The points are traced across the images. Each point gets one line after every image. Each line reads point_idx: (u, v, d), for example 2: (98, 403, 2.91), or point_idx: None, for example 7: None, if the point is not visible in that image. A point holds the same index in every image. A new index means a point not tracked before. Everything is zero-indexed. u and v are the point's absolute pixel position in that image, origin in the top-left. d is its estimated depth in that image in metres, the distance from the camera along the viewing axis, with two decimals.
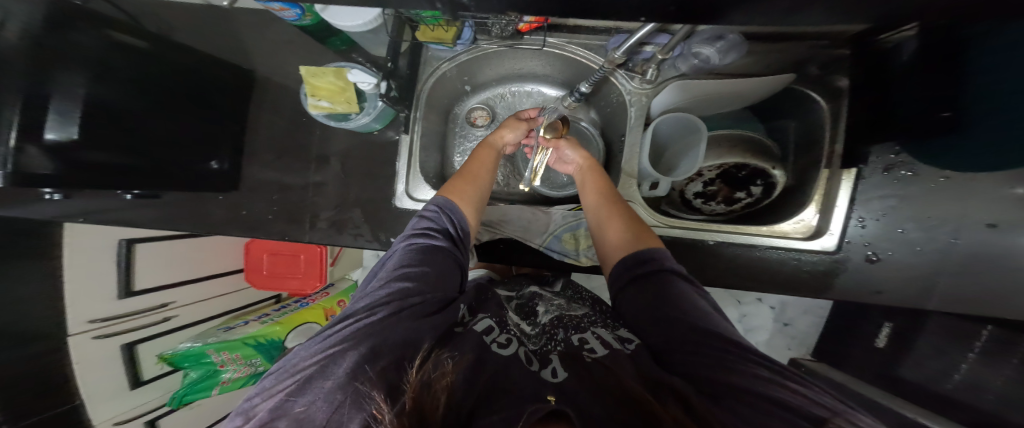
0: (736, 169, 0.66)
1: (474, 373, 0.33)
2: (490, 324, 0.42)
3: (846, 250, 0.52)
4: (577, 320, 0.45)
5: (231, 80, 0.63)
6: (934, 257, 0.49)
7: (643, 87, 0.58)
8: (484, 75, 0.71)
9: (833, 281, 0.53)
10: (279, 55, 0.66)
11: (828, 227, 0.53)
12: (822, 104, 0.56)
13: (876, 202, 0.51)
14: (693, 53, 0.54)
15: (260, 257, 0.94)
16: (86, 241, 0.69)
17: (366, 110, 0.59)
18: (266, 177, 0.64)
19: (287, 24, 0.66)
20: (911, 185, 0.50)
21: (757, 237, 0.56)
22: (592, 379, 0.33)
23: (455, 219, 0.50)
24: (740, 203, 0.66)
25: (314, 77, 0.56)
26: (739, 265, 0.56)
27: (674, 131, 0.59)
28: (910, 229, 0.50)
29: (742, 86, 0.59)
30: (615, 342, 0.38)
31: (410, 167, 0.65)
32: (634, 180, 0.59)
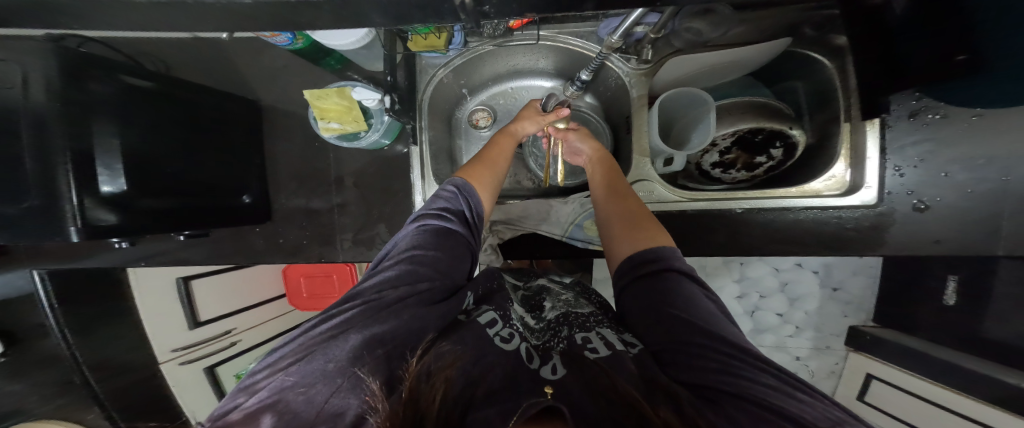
0: (751, 134, 0.61)
1: (479, 362, 0.36)
2: (494, 316, 0.43)
3: (889, 201, 0.49)
4: (582, 320, 0.46)
5: (246, 115, 0.66)
6: (991, 198, 0.45)
7: (641, 67, 0.56)
8: (480, 75, 0.71)
9: (880, 236, 0.50)
10: (280, 82, 0.68)
11: (864, 180, 0.50)
12: (824, 62, 0.53)
13: (910, 149, 0.47)
14: (684, 28, 0.51)
15: (299, 280, 1.00)
16: (148, 283, 0.82)
17: (375, 126, 0.61)
18: (295, 205, 0.68)
19: (281, 49, 0.66)
20: (943, 127, 0.46)
21: (788, 199, 0.53)
22: (591, 378, 0.34)
23: (472, 202, 0.52)
24: (761, 168, 0.62)
25: (320, 99, 0.56)
26: (771, 231, 0.54)
27: (683, 103, 0.57)
28: (955, 171, 0.46)
29: (744, 54, 0.56)
30: (618, 344, 0.39)
31: (424, 177, 0.67)
32: (647, 158, 0.59)
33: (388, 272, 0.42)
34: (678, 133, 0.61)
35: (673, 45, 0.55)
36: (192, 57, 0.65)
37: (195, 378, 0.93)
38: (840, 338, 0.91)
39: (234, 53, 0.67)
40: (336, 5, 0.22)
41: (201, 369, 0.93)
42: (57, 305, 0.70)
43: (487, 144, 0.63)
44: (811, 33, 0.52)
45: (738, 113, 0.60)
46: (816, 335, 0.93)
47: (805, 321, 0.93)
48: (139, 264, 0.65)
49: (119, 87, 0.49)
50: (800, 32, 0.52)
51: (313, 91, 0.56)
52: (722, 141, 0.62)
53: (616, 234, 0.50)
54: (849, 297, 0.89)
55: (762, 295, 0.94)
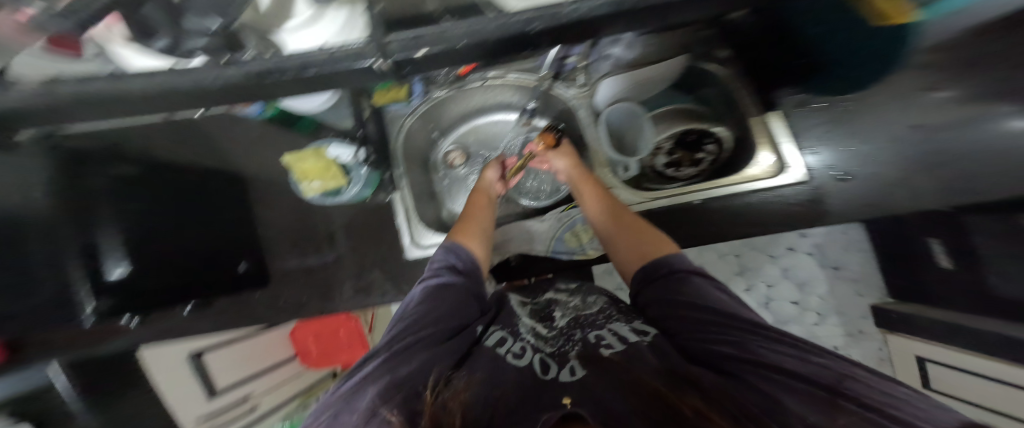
0: (685, 134, 0.63)
1: (500, 379, 0.40)
2: (502, 336, 0.48)
3: (816, 177, 0.54)
4: (591, 319, 0.50)
5: (230, 188, 0.70)
6: (911, 157, 0.50)
7: (582, 90, 0.62)
8: (447, 117, 0.76)
9: (823, 208, 0.53)
10: (257, 151, 0.71)
11: (789, 163, 0.54)
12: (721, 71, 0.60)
13: (813, 132, 0.55)
14: (605, 55, 0.59)
15: (307, 340, 1.03)
16: (160, 367, 0.82)
17: (354, 179, 0.65)
18: (290, 265, 0.70)
19: (253, 120, 0.70)
20: (826, 113, 0.55)
21: (732, 186, 0.56)
22: (608, 375, 0.37)
23: (462, 256, 0.54)
24: (705, 162, 0.63)
25: (298, 162, 0.61)
26: (737, 218, 0.57)
27: (623, 118, 0.65)
28: (857, 145, 0.53)
29: (667, 68, 0.61)
30: (633, 336, 0.43)
31: (410, 225, 0.70)
32: (607, 168, 0.63)
33: (395, 329, 0.46)
34: (624, 141, 0.68)
35: (603, 70, 0.61)
36: (170, 138, 0.68)
37: None
38: (868, 320, 0.89)
39: (208, 128, 0.69)
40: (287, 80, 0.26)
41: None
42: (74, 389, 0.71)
43: (467, 201, 0.67)
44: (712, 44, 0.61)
45: (666, 120, 0.63)
46: (842, 321, 0.92)
47: (823, 306, 0.93)
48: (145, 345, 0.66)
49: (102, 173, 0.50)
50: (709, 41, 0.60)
51: (291, 155, 0.61)
52: (664, 143, 0.64)
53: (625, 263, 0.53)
54: (854, 274, 0.92)
55: (767, 284, 0.96)
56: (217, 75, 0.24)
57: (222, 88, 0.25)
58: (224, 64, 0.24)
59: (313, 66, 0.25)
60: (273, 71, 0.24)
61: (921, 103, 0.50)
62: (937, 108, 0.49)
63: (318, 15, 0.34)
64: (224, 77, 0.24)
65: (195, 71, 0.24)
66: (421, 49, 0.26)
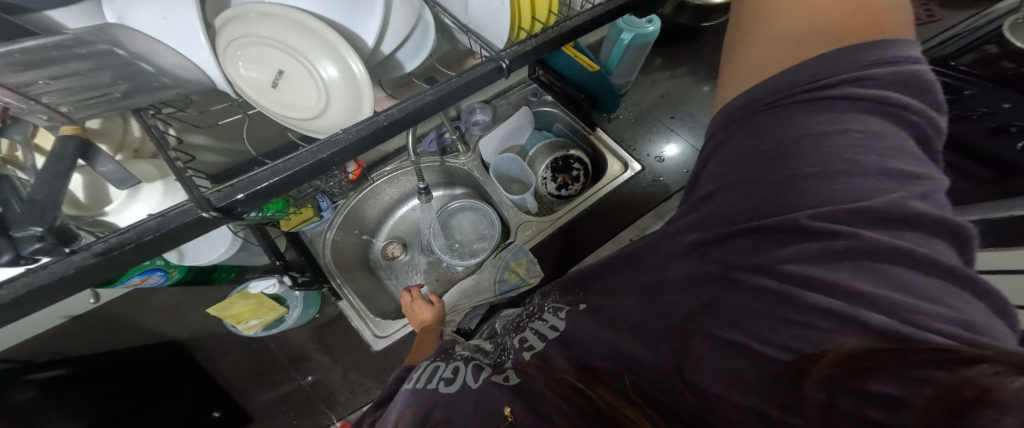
0: (555, 162, 0.76)
1: (423, 403, 0.31)
2: (435, 366, 0.37)
3: (648, 163, 0.74)
4: (520, 321, 0.42)
5: (164, 357, 0.69)
6: (690, 139, 0.77)
7: (469, 155, 0.73)
8: (370, 219, 0.82)
9: (667, 183, 0.72)
10: (183, 314, 0.73)
11: (626, 157, 0.70)
12: (557, 109, 0.75)
13: (628, 134, 0.78)
14: (473, 122, 0.73)
15: None
16: None
17: (293, 304, 0.69)
18: (268, 397, 0.74)
19: (170, 289, 0.73)
20: (620, 121, 0.80)
21: (602, 190, 0.68)
22: (545, 382, 0.29)
23: None
24: (581, 175, 0.74)
25: (227, 310, 0.60)
26: (627, 209, 0.69)
27: (511, 165, 0.74)
28: (654, 137, 0.78)
29: (521, 118, 0.72)
30: (552, 330, 0.35)
31: (371, 331, 0.70)
32: (515, 208, 0.70)
33: None
34: (518, 180, 0.76)
35: (476, 133, 0.73)
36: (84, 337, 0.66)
37: None
38: None
39: (123, 314, 0.69)
40: (136, 257, 0.25)
41: None
42: None
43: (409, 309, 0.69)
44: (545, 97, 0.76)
45: (536, 161, 0.78)
46: None
47: None
48: None
49: None
50: (545, 98, 0.76)
51: (216, 306, 0.60)
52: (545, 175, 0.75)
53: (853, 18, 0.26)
54: None
55: None
56: (68, 263, 0.23)
57: (59, 284, 0.23)
58: (68, 252, 0.23)
59: (152, 231, 0.24)
60: (114, 248, 0.24)
61: (661, 104, 0.82)
62: (667, 104, 0.82)
63: (134, 191, 0.36)
64: (65, 271, 0.23)
65: (43, 265, 0.22)
66: (237, 195, 0.26)
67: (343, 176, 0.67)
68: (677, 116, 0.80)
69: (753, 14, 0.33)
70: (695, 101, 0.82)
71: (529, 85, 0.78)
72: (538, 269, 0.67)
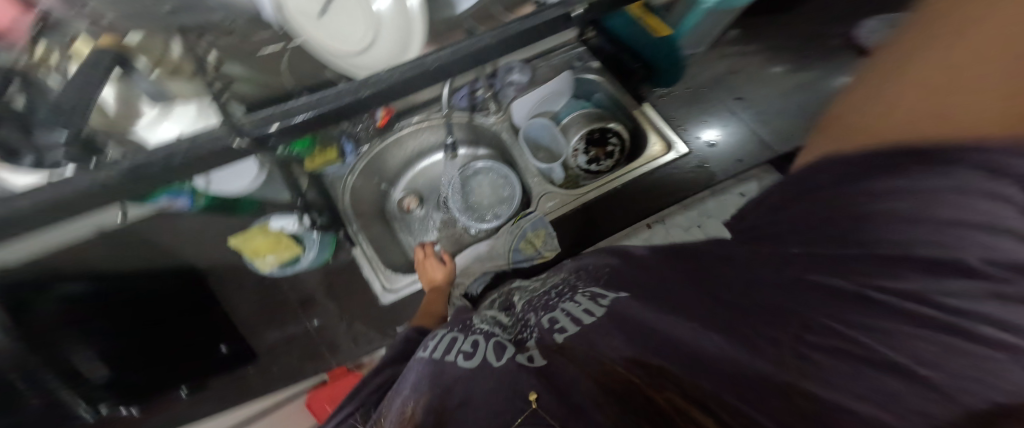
0: (592, 134, 0.72)
1: (443, 380, 0.31)
2: (453, 336, 0.40)
3: (694, 148, 0.69)
4: (546, 302, 0.43)
5: (189, 282, 0.72)
6: (746, 127, 0.71)
7: (498, 117, 0.70)
8: (390, 169, 0.82)
9: (712, 171, 0.68)
10: (203, 243, 0.75)
11: (671, 140, 0.66)
12: (602, 79, 0.70)
13: (676, 112, 0.72)
14: (508, 81, 0.69)
15: (323, 408, 0.77)
16: None
17: (309, 246, 0.68)
18: (274, 337, 0.77)
19: (188, 218, 0.72)
20: (674, 98, 0.73)
21: (637, 169, 0.65)
22: (574, 370, 0.29)
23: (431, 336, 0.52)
24: (616, 152, 0.71)
25: (247, 241, 0.64)
26: (662, 193, 0.67)
27: (541, 133, 0.71)
28: (708, 119, 0.72)
29: (557, 84, 0.69)
30: (585, 316, 0.35)
31: (381, 279, 0.73)
32: (541, 178, 0.68)
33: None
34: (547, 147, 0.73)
35: (508, 95, 0.69)
36: (99, 255, 0.64)
37: None
38: None
39: (137, 232, 0.68)
40: (158, 179, 0.24)
41: None
42: None
43: (421, 268, 0.70)
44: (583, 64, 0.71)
45: (574, 129, 0.74)
46: None
47: None
48: None
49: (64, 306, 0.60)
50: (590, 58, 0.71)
51: (240, 238, 0.64)
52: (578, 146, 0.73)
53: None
54: None
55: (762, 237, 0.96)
56: (91, 177, 0.22)
57: (85, 196, 0.22)
58: (91, 167, 0.22)
59: (178, 155, 0.23)
60: (140, 166, 0.23)
61: (722, 81, 0.76)
62: (728, 83, 0.75)
63: (167, 110, 0.33)
64: (86, 184, 0.22)
65: (64, 177, 0.22)
66: (273, 124, 0.25)
67: (371, 119, 0.68)
68: (740, 99, 0.74)
69: (891, 68, 0.32)
70: (755, 82, 0.75)
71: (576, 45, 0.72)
72: (553, 243, 0.66)
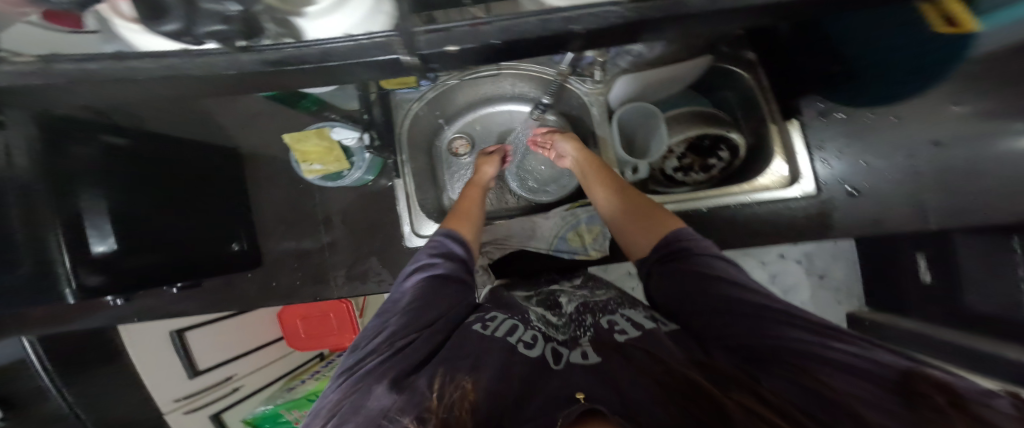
0: (699, 139, 0.72)
1: (477, 373, 0.43)
2: (514, 324, 0.53)
3: (828, 191, 0.64)
4: (601, 305, 0.59)
5: (225, 159, 0.80)
6: (905, 179, 0.62)
7: (598, 86, 0.69)
8: (453, 106, 0.85)
9: (831, 219, 0.64)
10: (259, 129, 0.84)
11: (801, 172, 0.64)
12: (740, 73, 0.71)
13: (827, 142, 0.67)
14: (626, 51, 0.62)
15: (295, 322, 1.15)
16: (140, 337, 0.87)
17: (358, 164, 0.74)
18: (286, 246, 0.82)
19: (258, 99, 0.83)
20: (845, 123, 0.67)
21: (738, 194, 0.65)
22: (617, 368, 0.43)
23: (453, 247, 0.64)
24: (716, 168, 0.74)
25: (300, 142, 0.68)
26: (750, 226, 0.65)
27: (638, 117, 0.70)
28: (871, 160, 0.64)
29: (685, 69, 0.68)
30: (641, 326, 0.51)
31: (410, 210, 0.79)
32: (616, 168, 0.69)
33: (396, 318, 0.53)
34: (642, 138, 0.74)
35: (622, 64, 0.67)
36: None
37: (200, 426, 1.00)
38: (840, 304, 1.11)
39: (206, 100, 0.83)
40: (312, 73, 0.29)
41: (208, 417, 1.01)
42: (48, 366, 0.73)
43: (461, 197, 0.78)
44: (726, 50, 0.71)
45: (685, 122, 0.70)
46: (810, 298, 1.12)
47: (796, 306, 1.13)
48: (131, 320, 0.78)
49: (100, 149, 0.55)
50: (719, 49, 0.71)
51: (293, 135, 0.69)
52: (677, 147, 0.73)
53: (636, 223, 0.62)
54: (837, 283, 1.12)
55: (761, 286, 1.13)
56: (244, 59, 0.26)
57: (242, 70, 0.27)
58: (246, 45, 0.25)
59: (336, 57, 0.28)
60: (294, 59, 0.27)
61: (944, 116, 0.60)
62: (953, 120, 0.59)
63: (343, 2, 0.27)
64: (236, 66, 0.27)
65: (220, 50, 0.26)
66: (445, 46, 0.28)
67: None
68: (941, 145, 0.61)
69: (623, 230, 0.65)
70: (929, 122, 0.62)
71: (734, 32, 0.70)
72: (602, 245, 0.74)
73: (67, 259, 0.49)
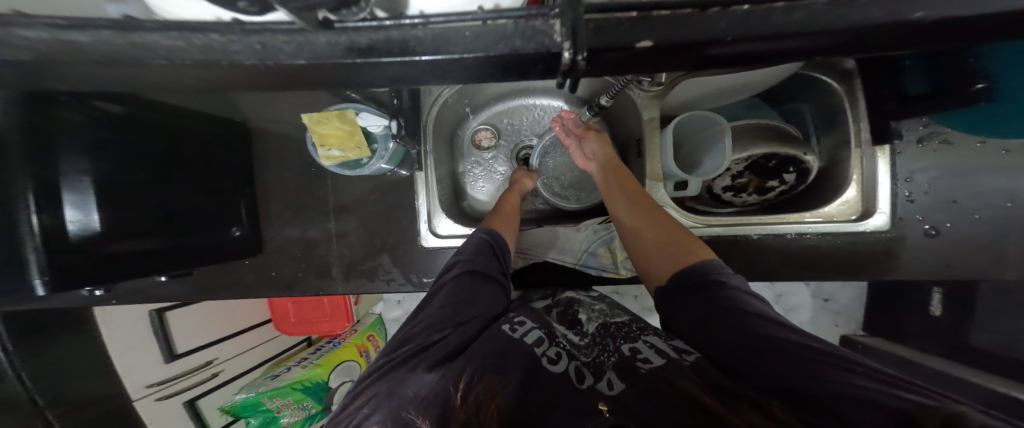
0: (765, 159, 0.67)
1: (499, 380, 0.41)
2: (540, 336, 0.49)
3: (904, 227, 0.60)
4: (626, 331, 0.52)
5: (232, 135, 0.72)
6: (992, 223, 0.58)
7: (652, 89, 0.63)
8: (483, 96, 0.79)
9: (894, 258, 0.60)
10: (270, 103, 0.76)
11: (876, 207, 0.60)
12: (834, 84, 0.63)
13: (919, 173, 0.59)
14: None
15: (286, 307, 1.10)
16: (118, 315, 0.79)
17: (380, 154, 0.68)
18: (290, 234, 0.76)
19: None
20: (943, 153, 0.59)
21: (798, 224, 0.62)
22: (643, 387, 0.40)
23: (500, 246, 0.60)
24: (773, 191, 0.71)
25: (320, 124, 0.62)
26: (800, 257, 0.62)
27: (695, 125, 0.64)
28: (962, 199, 0.58)
29: (760, 76, 0.63)
30: (673, 353, 0.43)
31: (429, 206, 0.74)
32: (660, 183, 0.65)
33: (430, 306, 0.51)
34: (692, 153, 0.67)
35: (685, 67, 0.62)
36: None
37: (173, 414, 0.86)
38: (838, 327, 1.01)
39: None
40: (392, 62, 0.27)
41: (181, 403, 0.87)
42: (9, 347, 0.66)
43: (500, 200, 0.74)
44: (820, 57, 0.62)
45: (750, 138, 0.66)
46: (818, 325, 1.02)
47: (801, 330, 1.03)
48: (111, 303, 0.71)
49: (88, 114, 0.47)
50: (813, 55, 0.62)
51: (312, 116, 0.63)
52: (736, 165, 0.69)
53: (670, 245, 0.54)
54: (839, 307, 1.01)
55: None
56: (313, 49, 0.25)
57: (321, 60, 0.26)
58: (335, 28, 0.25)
59: (422, 47, 0.26)
60: (373, 49, 0.25)
61: None
62: None
63: None
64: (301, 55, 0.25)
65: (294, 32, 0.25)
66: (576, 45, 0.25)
67: None
68: None
69: (643, 240, 0.57)
70: None
71: None
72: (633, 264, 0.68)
73: (36, 241, 0.42)
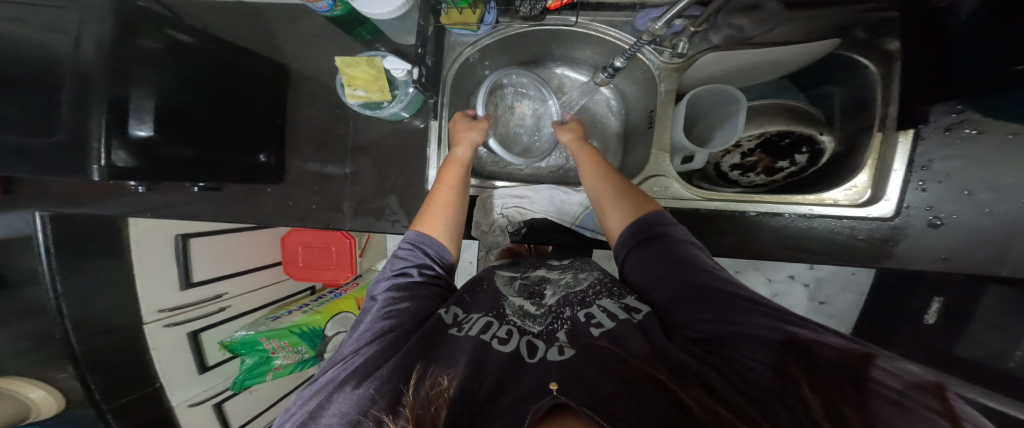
0: (779, 137, 0.79)
1: (456, 365, 0.42)
2: (489, 320, 0.49)
3: (908, 216, 0.60)
4: (581, 296, 0.53)
5: (274, 70, 0.78)
6: (1003, 217, 0.57)
7: (672, 62, 0.67)
8: (502, 62, 0.83)
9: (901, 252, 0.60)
10: (309, 48, 0.82)
11: (882, 194, 0.61)
12: (871, 68, 0.64)
13: (937, 162, 0.58)
14: (727, 23, 0.63)
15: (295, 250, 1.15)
16: (148, 231, 0.85)
17: (399, 97, 0.72)
18: (310, 167, 0.80)
19: (316, 18, 0.81)
20: (972, 142, 0.57)
21: (801, 205, 0.63)
22: (591, 358, 0.40)
23: (431, 250, 0.59)
24: (783, 172, 0.78)
25: (349, 66, 0.65)
26: (801, 239, 0.63)
27: (711, 100, 0.67)
28: (977, 190, 0.57)
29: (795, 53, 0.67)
30: (622, 313, 0.47)
31: (439, 157, 0.78)
32: (665, 154, 0.67)
33: (373, 314, 0.52)
34: (701, 129, 0.70)
35: (709, 42, 0.66)
36: (228, 17, 0.80)
37: (178, 342, 0.95)
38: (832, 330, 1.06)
39: (269, 11, 0.81)
40: None
41: (186, 333, 0.95)
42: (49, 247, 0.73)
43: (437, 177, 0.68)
44: (864, 35, 0.62)
45: (768, 115, 0.80)
46: None
47: None
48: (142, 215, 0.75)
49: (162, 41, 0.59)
50: (852, 33, 0.63)
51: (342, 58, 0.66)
52: (748, 142, 0.80)
53: (616, 197, 0.59)
54: (834, 310, 1.09)
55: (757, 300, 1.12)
56: None
57: None
58: None
59: None
60: None
61: None
62: None
63: None
64: None
65: None
66: None
67: None
68: None
69: (603, 201, 0.61)
70: None
71: (885, 12, 0.60)
72: None
73: None
